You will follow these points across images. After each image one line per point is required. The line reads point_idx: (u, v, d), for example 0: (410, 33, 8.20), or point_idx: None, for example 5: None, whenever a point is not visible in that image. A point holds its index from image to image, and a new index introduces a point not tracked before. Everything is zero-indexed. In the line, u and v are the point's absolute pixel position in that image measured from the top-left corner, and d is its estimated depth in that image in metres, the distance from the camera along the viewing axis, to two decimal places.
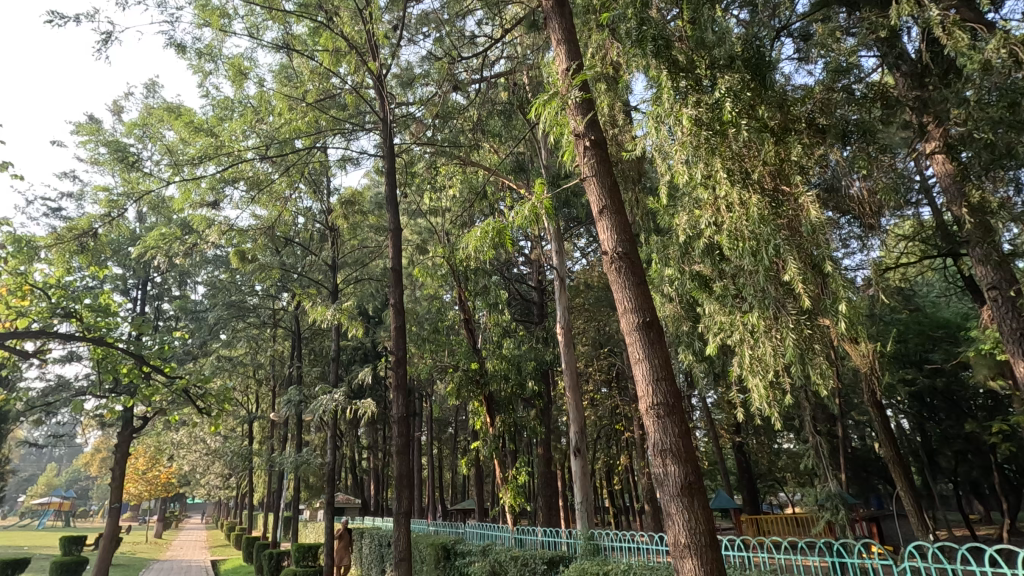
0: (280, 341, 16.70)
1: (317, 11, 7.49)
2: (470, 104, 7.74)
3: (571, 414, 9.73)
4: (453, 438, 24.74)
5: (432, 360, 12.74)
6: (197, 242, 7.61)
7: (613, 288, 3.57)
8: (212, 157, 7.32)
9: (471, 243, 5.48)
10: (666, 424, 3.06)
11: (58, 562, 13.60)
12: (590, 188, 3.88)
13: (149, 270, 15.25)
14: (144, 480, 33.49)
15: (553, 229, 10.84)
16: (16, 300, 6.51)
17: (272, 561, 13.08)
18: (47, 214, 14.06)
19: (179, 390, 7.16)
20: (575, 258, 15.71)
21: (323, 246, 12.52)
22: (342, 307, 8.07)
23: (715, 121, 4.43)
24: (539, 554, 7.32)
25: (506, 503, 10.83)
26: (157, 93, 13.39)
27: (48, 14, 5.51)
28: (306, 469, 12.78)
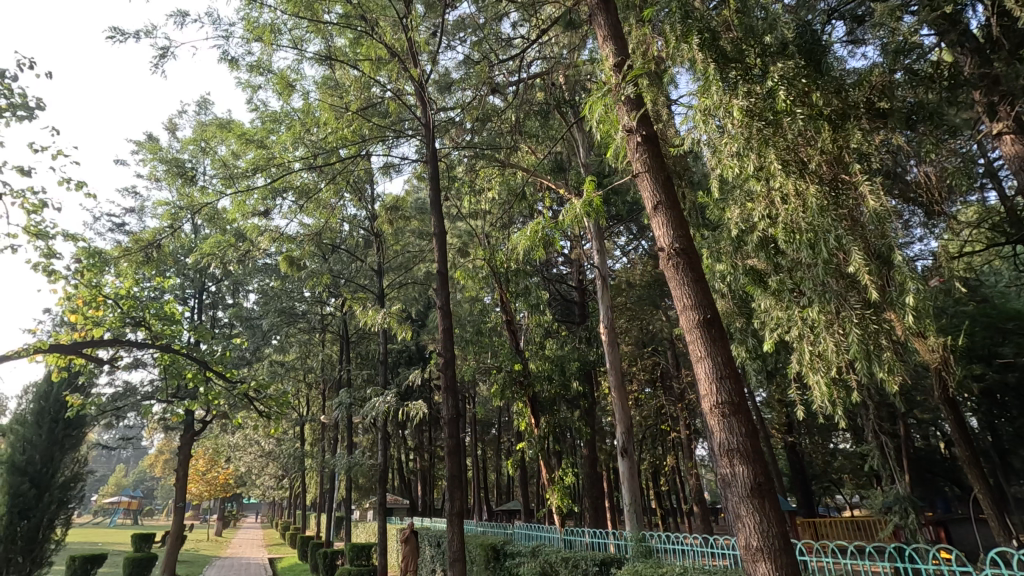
0: (329, 346, 17.15)
1: (359, 22, 7.67)
2: (508, 105, 7.74)
3: (617, 414, 9.60)
4: (498, 438, 24.87)
5: (476, 362, 12.80)
6: (251, 250, 7.90)
7: (670, 285, 3.51)
8: (263, 169, 7.64)
9: (522, 244, 5.45)
10: (732, 423, 2.98)
11: (130, 558, 14.29)
12: (644, 184, 3.82)
13: (205, 279, 15.97)
14: (205, 481, 35.17)
15: (594, 228, 10.73)
16: (91, 311, 6.92)
17: (327, 560, 13.35)
18: (113, 229, 15.02)
19: (241, 393, 7.42)
20: (616, 257, 15.52)
21: (367, 252, 12.81)
22: (389, 311, 8.19)
23: (768, 111, 4.34)
24: (590, 555, 7.20)
25: (553, 505, 10.75)
26: (208, 110, 14.09)
27: (112, 30, 5.94)
28: (358, 470, 13.01)
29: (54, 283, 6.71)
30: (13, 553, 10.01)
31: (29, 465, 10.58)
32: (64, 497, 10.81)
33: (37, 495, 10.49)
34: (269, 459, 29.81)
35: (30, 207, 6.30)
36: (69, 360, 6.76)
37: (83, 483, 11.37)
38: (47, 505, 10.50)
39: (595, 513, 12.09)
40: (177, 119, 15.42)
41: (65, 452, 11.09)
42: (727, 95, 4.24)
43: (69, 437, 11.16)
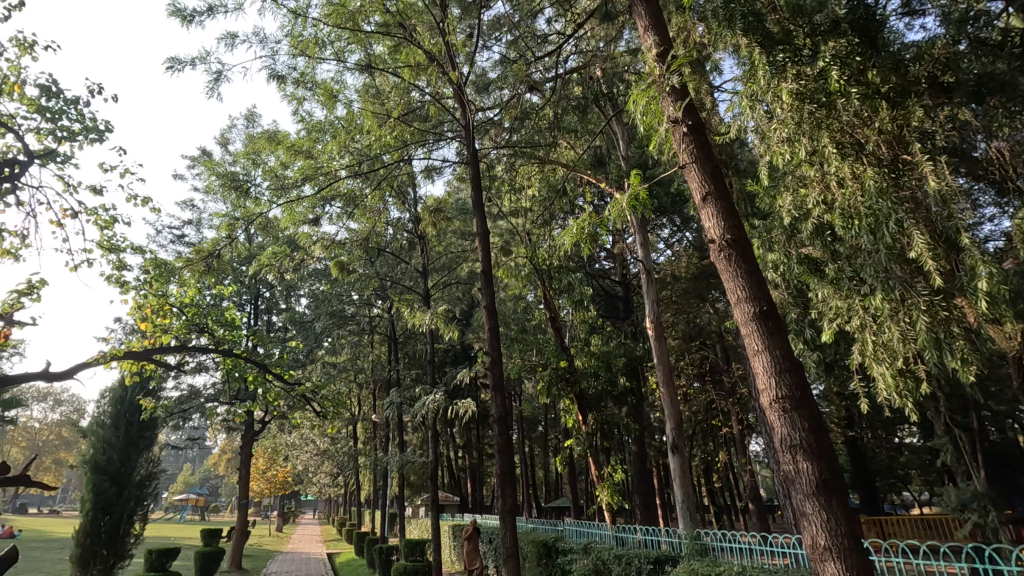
0: (378, 347, 17.58)
1: (397, 29, 7.77)
2: (545, 102, 7.70)
3: (667, 410, 9.43)
4: (545, 435, 24.89)
5: (522, 360, 12.82)
6: (304, 258, 8.19)
7: (722, 278, 3.43)
8: (311, 178, 7.90)
9: (568, 240, 5.45)
10: (793, 418, 2.89)
11: (200, 552, 15.05)
12: (692, 175, 3.74)
13: (259, 286, 16.65)
14: (265, 479, 36.83)
15: (637, 221, 10.55)
16: (159, 319, 7.35)
17: (383, 556, 13.66)
18: (175, 241, 15.88)
19: (299, 394, 7.73)
20: (660, 250, 15.24)
21: (411, 254, 13.04)
22: (435, 311, 8.31)
23: (821, 92, 4.10)
24: (642, 553, 7.10)
25: (604, 502, 10.67)
26: (256, 123, 14.66)
27: (169, 60, 6.26)
28: (410, 468, 13.27)
29: (126, 294, 7.15)
30: (100, 546, 10.78)
31: (108, 464, 11.27)
32: (141, 495, 11.50)
33: (117, 492, 11.19)
34: (325, 457, 30.78)
35: (103, 223, 6.73)
36: (141, 366, 7.20)
37: (156, 482, 12.05)
38: (127, 502, 11.23)
39: (647, 510, 11.94)
40: (229, 133, 16.13)
41: (140, 452, 11.79)
42: (775, 77, 4.01)
43: (143, 437, 11.86)
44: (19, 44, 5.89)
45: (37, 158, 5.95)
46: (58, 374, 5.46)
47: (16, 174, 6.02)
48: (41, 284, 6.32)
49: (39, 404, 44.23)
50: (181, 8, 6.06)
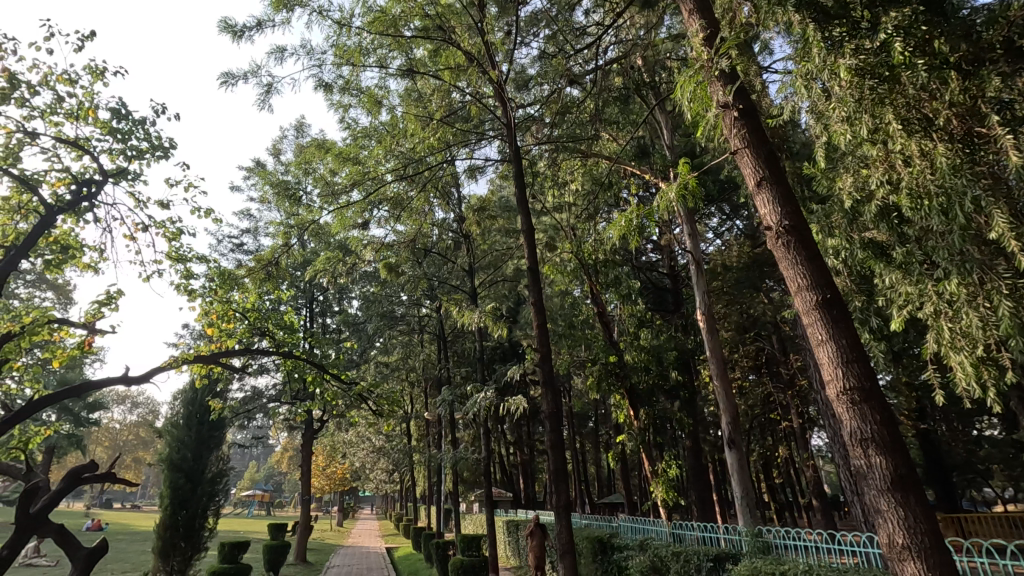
0: (428, 346, 17.89)
1: (436, 32, 7.82)
2: (586, 95, 7.61)
3: (722, 404, 9.16)
4: (596, 431, 24.68)
5: (570, 356, 12.73)
6: (356, 262, 8.41)
7: (781, 265, 3.31)
8: (359, 183, 8.11)
9: (616, 233, 5.41)
10: (863, 410, 2.76)
11: (268, 545, 15.74)
12: (744, 161, 3.63)
13: (313, 290, 17.25)
14: (325, 476, 38.25)
15: (684, 211, 10.27)
16: (224, 324, 7.77)
17: (440, 551, 13.89)
18: (234, 249, 16.67)
19: (356, 393, 7.98)
20: (709, 240, 14.83)
21: (457, 253, 13.16)
22: (484, 309, 8.35)
23: (883, 66, 3.79)
24: (701, 551, 6.92)
25: (658, 499, 10.50)
26: (305, 133, 15.17)
27: (224, 75, 6.57)
28: (463, 464, 13.45)
29: (194, 301, 7.57)
30: (178, 538, 11.46)
31: (183, 462, 11.93)
32: (213, 491, 12.17)
33: (191, 488, 11.86)
34: (380, 454, 31.58)
35: (170, 235, 7.14)
36: (209, 368, 7.60)
37: (227, 478, 12.69)
38: (200, 497, 11.88)
39: (704, 506, 11.67)
40: (280, 144, 16.78)
41: (211, 450, 12.42)
42: (830, 53, 3.77)
43: (213, 436, 12.48)
44: (91, 71, 6.30)
45: (111, 177, 6.36)
46: (136, 378, 5.85)
47: (94, 193, 6.46)
48: (118, 294, 6.78)
49: (119, 407, 47.49)
50: (232, 25, 6.34)
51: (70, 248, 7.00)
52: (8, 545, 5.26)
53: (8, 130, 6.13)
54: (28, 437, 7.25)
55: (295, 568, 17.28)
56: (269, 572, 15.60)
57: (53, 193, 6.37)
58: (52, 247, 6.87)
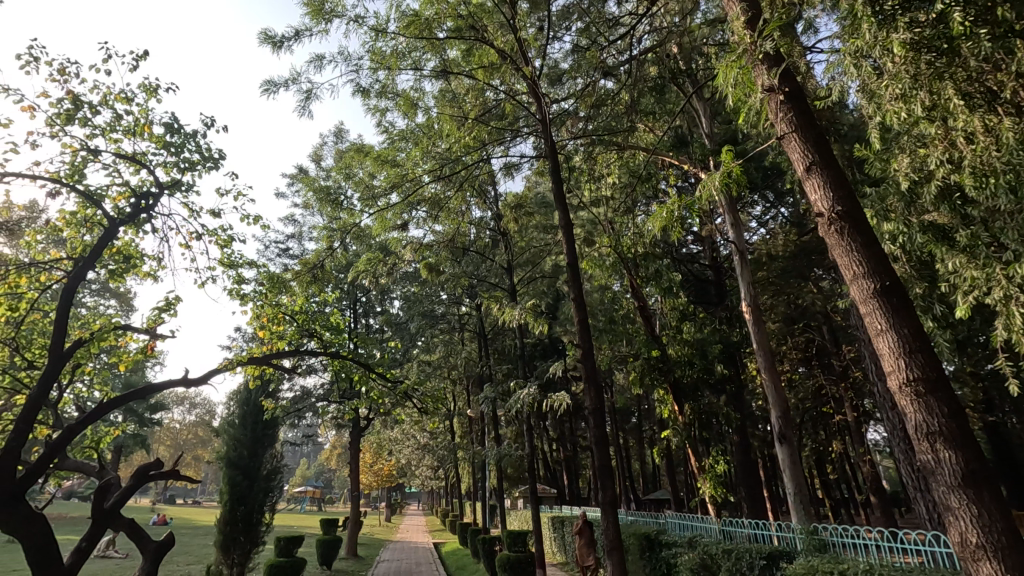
0: (469, 343, 18.06)
1: (469, 32, 7.88)
2: (621, 87, 7.50)
3: (770, 398, 8.87)
4: (640, 426, 24.38)
5: (612, 351, 12.60)
6: (396, 262, 8.56)
7: (836, 253, 3.17)
8: (397, 186, 8.24)
9: (657, 226, 5.32)
10: (929, 402, 2.62)
11: (321, 540, 16.25)
12: (792, 145, 3.50)
13: (356, 292, 17.66)
14: (374, 472, 39.24)
15: (726, 200, 9.99)
16: (275, 327, 8.08)
17: (486, 547, 14.03)
18: (281, 254, 17.24)
19: (401, 391, 8.14)
20: (752, 229, 14.39)
21: (496, 251, 13.20)
22: (524, 306, 8.34)
23: (941, 39, 3.59)
24: (753, 549, 6.73)
25: (706, 495, 10.30)
26: (343, 138, 15.53)
27: (266, 84, 6.80)
28: (507, 460, 13.51)
29: (245, 305, 7.87)
30: (237, 532, 11.96)
31: (240, 459, 12.46)
32: (268, 487, 12.66)
33: (249, 484, 12.37)
34: (426, 451, 32.11)
35: (222, 242, 7.44)
36: (262, 369, 7.89)
37: (281, 475, 13.18)
38: (257, 493, 12.38)
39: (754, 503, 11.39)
40: (321, 150, 17.22)
41: (266, 448, 12.89)
42: (882, 27, 3.52)
43: (267, 434, 12.94)
44: (145, 89, 6.62)
45: (165, 189, 6.68)
46: (196, 380, 6.14)
47: (151, 205, 6.79)
48: (176, 301, 7.11)
49: (180, 407, 49.95)
50: (272, 36, 6.55)
51: (131, 258, 7.38)
52: (85, 537, 5.61)
53: (72, 149, 6.50)
54: (99, 436, 7.71)
55: (347, 562, 17.81)
56: (323, 565, 16.11)
57: (115, 207, 6.74)
58: (114, 257, 7.26)
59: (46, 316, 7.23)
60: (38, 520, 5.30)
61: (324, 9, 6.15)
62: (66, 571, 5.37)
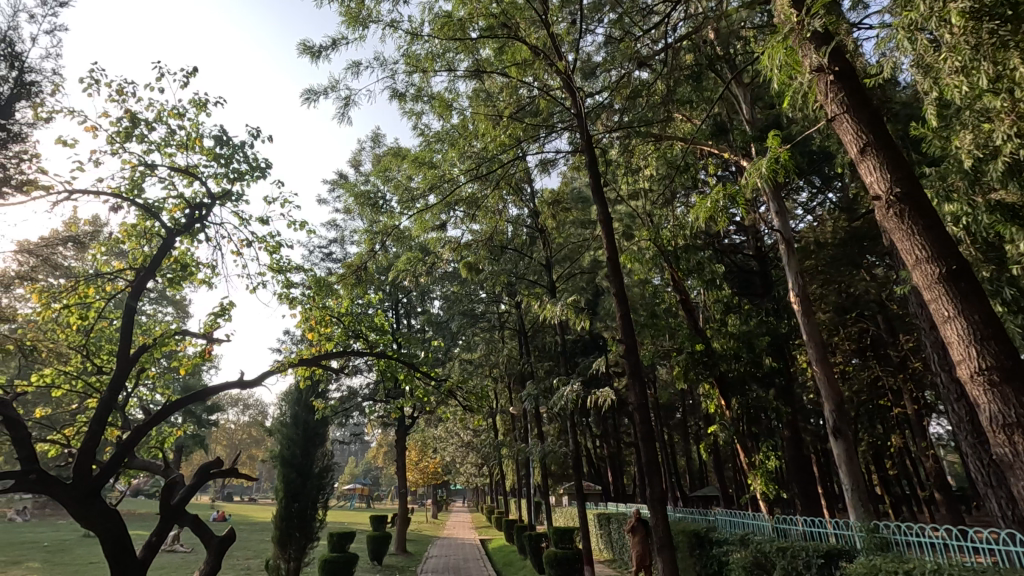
0: (509, 341, 18.11)
1: (501, 30, 7.73)
2: (656, 77, 7.37)
3: (823, 391, 8.53)
4: (685, 422, 23.89)
5: (655, 345, 12.39)
6: (435, 261, 8.65)
7: (896, 238, 3.05)
8: (435, 187, 8.33)
9: (700, 217, 5.21)
10: (1004, 392, 2.51)
11: (371, 536, 16.63)
12: (845, 127, 3.38)
13: (397, 293, 17.98)
14: (419, 470, 40.05)
15: (770, 187, 9.66)
16: (323, 329, 8.33)
17: (533, 544, 14.07)
18: (325, 258, 17.72)
19: (446, 390, 8.23)
20: (798, 217, 13.88)
21: (534, 249, 13.18)
22: (565, 302, 8.28)
23: (1004, 5, 3.41)
24: (810, 547, 6.50)
25: (758, 492, 10.02)
26: (381, 143, 15.84)
27: (306, 93, 7.00)
28: (552, 457, 13.50)
29: (294, 309, 8.13)
30: (293, 528, 12.39)
31: (293, 457, 12.90)
32: (321, 484, 13.05)
33: (302, 481, 12.80)
34: (470, 449, 32.46)
35: (270, 248, 7.70)
36: (311, 371, 8.14)
37: (332, 473, 13.56)
38: (310, 490, 12.79)
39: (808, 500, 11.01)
40: (359, 155, 17.60)
41: (317, 447, 13.28)
42: None
43: (318, 434, 13.32)
44: (195, 104, 6.91)
45: (217, 199, 6.96)
46: (250, 382, 6.40)
47: (204, 215, 7.10)
48: (230, 306, 7.41)
49: (235, 409, 52.11)
50: (311, 46, 6.74)
51: (187, 266, 7.74)
52: (155, 532, 5.92)
53: (131, 164, 6.85)
54: (164, 436, 8.12)
55: (397, 557, 18.20)
56: (374, 560, 16.50)
57: (171, 218, 7.08)
58: (172, 266, 7.62)
59: (112, 324, 7.65)
60: (113, 516, 5.64)
61: (360, 15, 6.27)
62: (139, 564, 5.68)
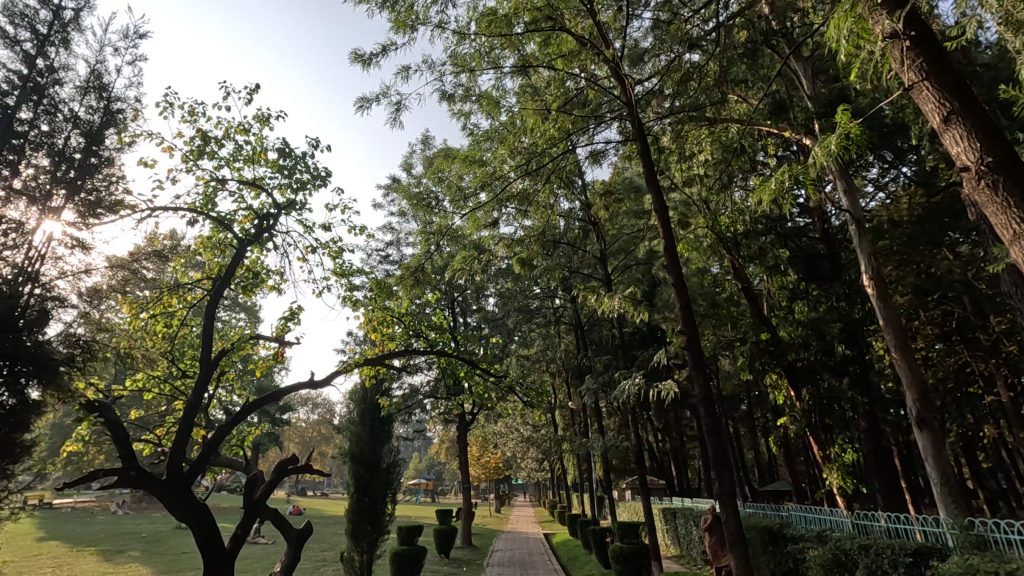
0: (565, 336, 18.03)
1: (546, 23, 7.62)
2: (709, 58, 7.09)
3: (905, 380, 7.99)
4: (752, 414, 23.04)
5: (717, 335, 11.97)
6: (490, 259, 8.72)
7: (989, 211, 2.87)
8: (486, 185, 8.39)
9: (764, 200, 4.97)
10: None
11: (438, 530, 17.00)
12: (925, 95, 3.20)
13: (453, 291, 18.26)
14: (481, 465, 40.79)
15: (836, 165, 9.13)
16: (385, 329, 8.60)
17: (598, 539, 14.00)
18: (383, 261, 18.27)
19: (506, 386, 8.30)
20: (869, 195, 13.06)
21: (587, 241, 13.03)
22: (622, 295, 8.14)
23: None
24: (897, 545, 6.11)
25: (835, 486, 9.54)
26: (431, 144, 16.12)
27: (360, 101, 7.21)
28: (614, 452, 13.33)
29: (357, 311, 8.41)
30: (364, 522, 12.81)
31: (362, 453, 13.38)
32: (389, 479, 13.45)
33: (371, 476, 13.24)
34: (530, 444, 32.57)
35: (334, 253, 8.02)
36: (375, 370, 8.41)
37: (399, 469, 13.94)
38: (379, 485, 13.21)
39: (891, 494, 10.39)
40: (411, 157, 17.97)
41: (384, 443, 13.70)
42: None
43: (385, 430, 13.74)
44: (259, 120, 7.28)
45: (283, 209, 7.30)
46: (320, 382, 6.70)
47: (272, 225, 7.48)
48: (298, 310, 7.77)
49: (305, 408, 54.69)
50: (362, 54, 6.94)
51: (258, 273, 8.16)
52: (240, 524, 6.30)
53: (205, 180, 7.31)
54: (245, 435, 8.61)
55: (463, 551, 18.54)
56: (441, 553, 16.88)
57: (242, 229, 7.49)
58: (244, 274, 8.06)
59: (192, 331, 8.17)
60: (204, 509, 6.05)
61: (408, 20, 6.39)
62: (229, 554, 6.07)
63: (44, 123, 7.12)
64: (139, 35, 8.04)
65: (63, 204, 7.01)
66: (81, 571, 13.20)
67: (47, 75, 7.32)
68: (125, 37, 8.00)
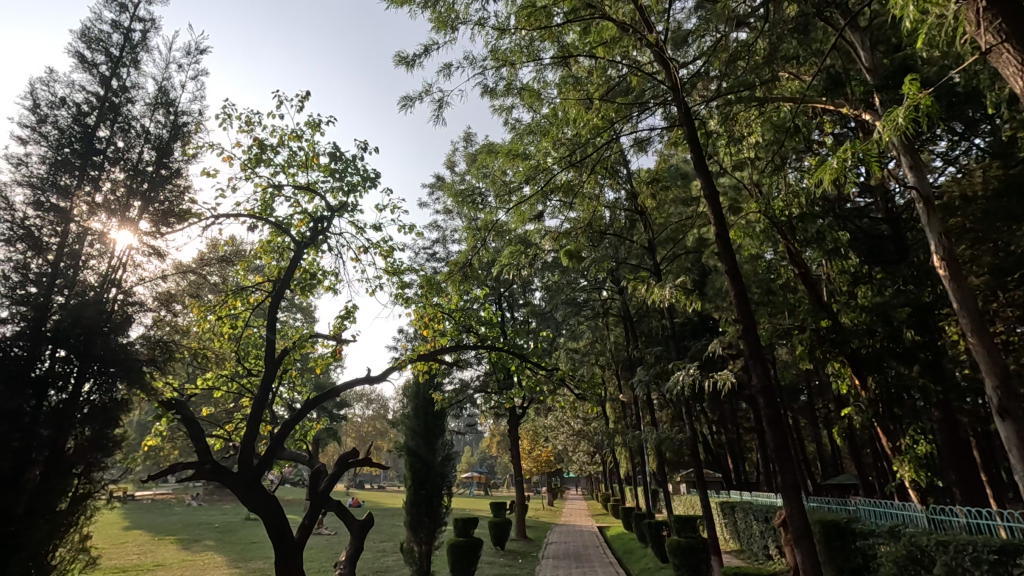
0: (615, 328, 17.82)
1: (586, 11, 7.51)
2: (758, 36, 6.83)
3: (984, 366, 7.46)
4: (813, 404, 22.14)
5: (774, 323, 11.54)
6: (537, 252, 8.74)
7: None
8: (530, 179, 8.37)
9: (824, 180, 4.62)
10: None
11: (493, 523, 17.21)
12: (1006, 58, 3.06)
13: (499, 286, 18.37)
14: (533, 458, 41.04)
15: (900, 140, 8.60)
16: (436, 325, 8.76)
17: (654, 533, 13.84)
18: (431, 258, 18.59)
19: (558, 379, 8.30)
20: (938, 169, 12.25)
21: (634, 231, 12.82)
22: (673, 284, 7.97)
23: None
24: (980, 541, 5.75)
25: (907, 479, 9.06)
26: (473, 140, 16.25)
27: (404, 100, 7.34)
28: (668, 444, 13.11)
29: (409, 308, 8.59)
30: (423, 514, 13.12)
31: (417, 447, 13.70)
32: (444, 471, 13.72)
33: (427, 469, 13.54)
34: (581, 437, 32.45)
35: (384, 252, 8.22)
36: (428, 365, 8.59)
37: (454, 462, 14.19)
38: (435, 477, 13.50)
39: (970, 488, 9.77)
40: (455, 155, 18.16)
41: (438, 437, 13.98)
42: None
43: (438, 424, 14.01)
44: (310, 126, 7.53)
45: (335, 212, 7.54)
46: (376, 378, 6.91)
47: (325, 227, 7.72)
48: (353, 309, 8.02)
49: (360, 404, 56.49)
50: (406, 56, 7.06)
51: (314, 274, 8.47)
52: (307, 515, 6.58)
53: (262, 187, 7.63)
54: (307, 429, 8.97)
55: (518, 543, 18.73)
56: (498, 545, 17.10)
57: (298, 232, 7.78)
58: (302, 276, 8.39)
59: (256, 332, 8.57)
60: (272, 500, 6.34)
61: (449, 19, 6.44)
62: (298, 543, 6.36)
63: (120, 139, 7.60)
64: (200, 50, 8.46)
65: (139, 215, 7.48)
66: (163, 558, 14.16)
67: (120, 94, 7.82)
68: (188, 53, 8.44)
